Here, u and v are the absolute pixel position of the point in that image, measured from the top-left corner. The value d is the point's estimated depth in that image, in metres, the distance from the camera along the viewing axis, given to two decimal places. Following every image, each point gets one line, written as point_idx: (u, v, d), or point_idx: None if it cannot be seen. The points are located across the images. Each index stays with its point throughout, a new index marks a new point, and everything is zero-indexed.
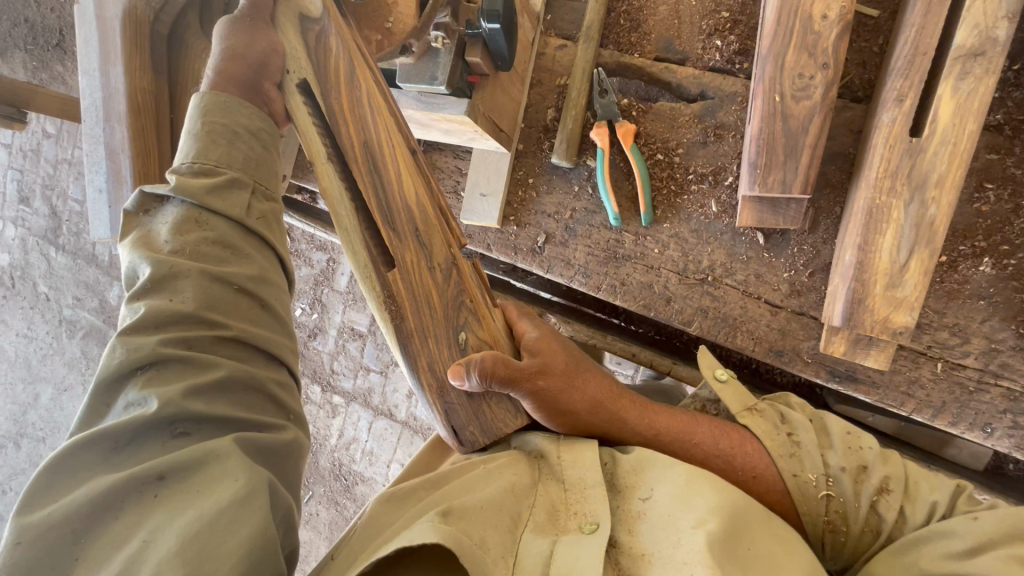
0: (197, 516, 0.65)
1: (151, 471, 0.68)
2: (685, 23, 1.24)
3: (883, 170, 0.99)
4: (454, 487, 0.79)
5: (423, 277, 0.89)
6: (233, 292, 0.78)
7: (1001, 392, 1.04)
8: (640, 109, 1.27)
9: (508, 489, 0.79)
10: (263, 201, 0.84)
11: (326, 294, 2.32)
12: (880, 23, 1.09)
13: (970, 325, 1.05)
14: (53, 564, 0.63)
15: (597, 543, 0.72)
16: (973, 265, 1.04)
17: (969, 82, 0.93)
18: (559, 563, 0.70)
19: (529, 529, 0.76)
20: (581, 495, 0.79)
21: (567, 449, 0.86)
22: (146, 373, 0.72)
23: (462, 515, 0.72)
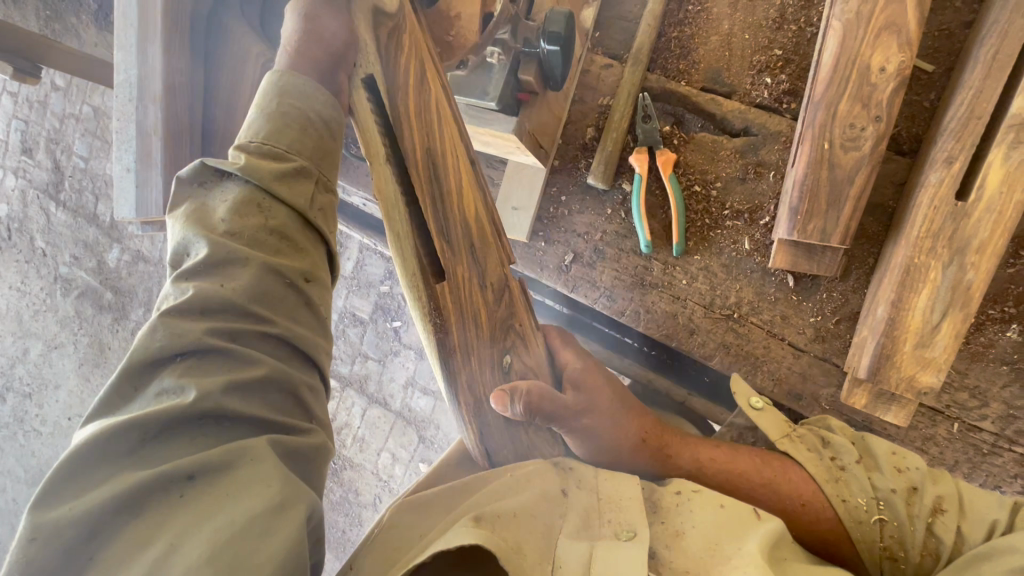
0: (227, 521, 0.58)
1: (181, 471, 0.60)
2: (736, 56, 1.23)
3: (924, 231, 0.99)
4: (492, 491, 0.77)
5: (474, 295, 0.89)
6: (279, 279, 0.72)
7: (1013, 458, 1.05)
8: (682, 139, 1.26)
9: (540, 497, 0.77)
10: (324, 195, 0.80)
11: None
12: (933, 78, 1.09)
13: (990, 389, 1.06)
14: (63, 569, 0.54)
15: (637, 549, 0.70)
16: (1001, 330, 1.05)
17: (1021, 152, 0.93)
18: (601, 567, 0.69)
19: (563, 535, 0.74)
20: (617, 506, 0.79)
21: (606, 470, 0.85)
22: (187, 359, 0.65)
23: (493, 521, 0.69)
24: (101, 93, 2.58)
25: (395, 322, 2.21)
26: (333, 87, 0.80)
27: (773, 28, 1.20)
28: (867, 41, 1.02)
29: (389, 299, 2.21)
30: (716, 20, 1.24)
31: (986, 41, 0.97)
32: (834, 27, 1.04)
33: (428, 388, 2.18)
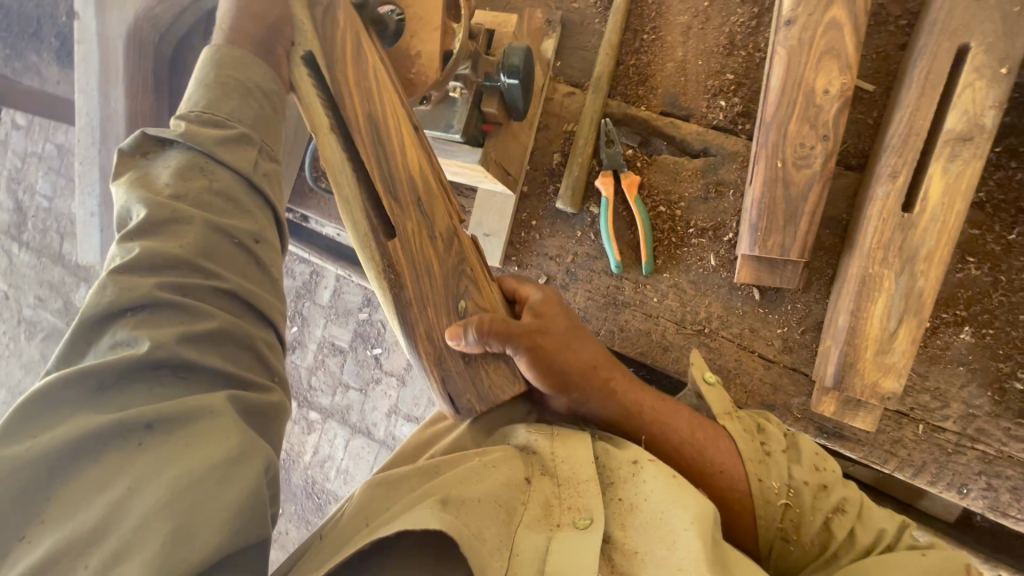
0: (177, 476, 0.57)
1: (134, 421, 0.59)
2: (692, 81, 1.29)
3: (876, 242, 1.04)
4: (462, 474, 0.77)
5: (424, 246, 0.89)
6: (225, 243, 0.72)
7: (977, 455, 1.09)
8: (645, 161, 1.30)
9: (507, 483, 0.78)
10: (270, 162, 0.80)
11: (309, 308, 2.28)
12: (875, 97, 1.16)
13: (950, 389, 1.10)
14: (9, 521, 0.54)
15: (592, 542, 0.70)
16: (954, 332, 1.10)
17: (958, 164, 1.00)
18: (555, 562, 0.68)
19: (522, 523, 0.74)
20: (576, 490, 0.78)
21: (560, 443, 0.84)
22: (133, 320, 0.64)
23: (459, 504, 0.71)
24: (66, 131, 2.54)
25: (374, 349, 2.19)
26: (272, 63, 0.83)
27: (725, 54, 1.26)
28: (810, 65, 1.08)
29: (368, 326, 2.20)
30: (670, 48, 1.30)
31: (919, 61, 1.04)
32: (780, 52, 1.10)
33: (410, 415, 2.15)
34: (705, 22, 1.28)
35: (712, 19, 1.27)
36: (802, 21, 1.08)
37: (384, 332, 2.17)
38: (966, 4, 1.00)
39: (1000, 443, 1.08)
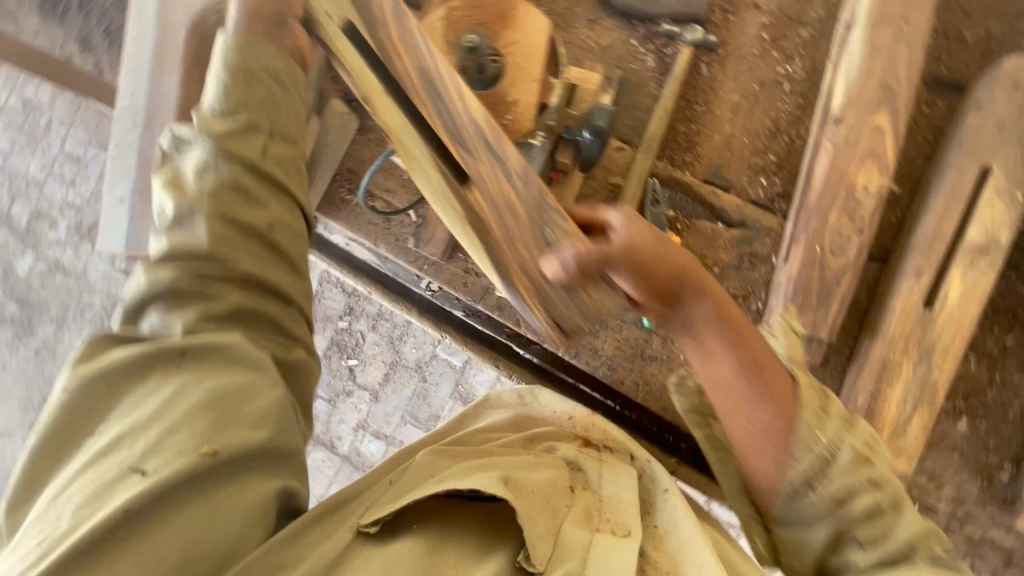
0: (218, 384, 0.72)
1: (166, 352, 0.73)
2: (736, 156, 1.37)
3: (899, 331, 1.13)
4: (513, 461, 0.91)
5: (496, 178, 0.87)
6: (223, 221, 0.76)
7: (963, 537, 1.19)
8: (684, 224, 1.37)
9: (554, 482, 0.92)
10: (279, 147, 0.83)
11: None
12: (899, 198, 1.27)
13: (944, 474, 1.19)
14: (81, 428, 0.71)
15: (630, 546, 0.84)
16: (953, 421, 1.20)
17: (974, 272, 1.11)
18: (598, 551, 0.83)
19: (567, 521, 0.87)
20: (615, 507, 0.93)
21: (607, 470, 1.02)
22: (158, 273, 0.76)
23: (518, 486, 0.84)
24: None
25: (350, 359, 1.79)
26: None
27: (769, 135, 1.35)
28: (854, 161, 1.18)
29: (346, 335, 1.78)
30: (719, 122, 1.38)
31: (947, 174, 1.15)
32: (827, 146, 1.20)
33: (378, 432, 1.83)
34: (753, 104, 1.37)
35: (759, 102, 1.36)
36: (849, 121, 1.18)
37: (363, 345, 1.77)
38: (991, 132, 1.13)
39: (983, 527, 1.19)
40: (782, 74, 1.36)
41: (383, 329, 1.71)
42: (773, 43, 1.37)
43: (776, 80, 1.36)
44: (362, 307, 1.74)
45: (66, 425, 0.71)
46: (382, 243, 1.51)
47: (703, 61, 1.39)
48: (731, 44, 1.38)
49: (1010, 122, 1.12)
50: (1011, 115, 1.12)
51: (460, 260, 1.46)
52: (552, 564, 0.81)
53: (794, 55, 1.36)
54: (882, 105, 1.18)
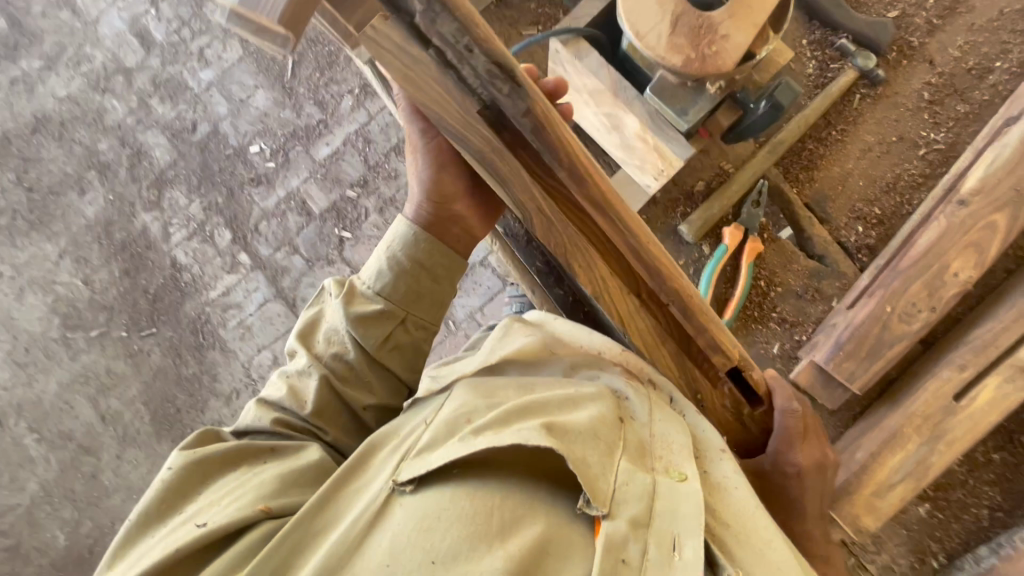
0: (278, 469, 0.85)
1: (257, 449, 0.89)
2: (845, 194, 1.37)
3: (921, 410, 1.19)
4: (545, 400, 0.78)
5: (659, 348, 0.88)
6: (344, 375, 0.99)
7: None
8: (769, 236, 1.37)
9: (598, 418, 0.75)
10: (402, 334, 1.01)
11: (301, 156, 2.16)
12: (968, 297, 1.32)
13: (886, 542, 1.31)
14: (171, 506, 0.83)
15: (693, 493, 0.69)
16: (915, 504, 1.30)
17: (1010, 387, 1.17)
18: (663, 505, 0.67)
19: (625, 457, 0.72)
20: (664, 447, 0.76)
21: (658, 410, 0.82)
22: (318, 343, 1.01)
23: (563, 431, 0.70)
24: None
25: (344, 232, 2.11)
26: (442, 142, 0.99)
27: (883, 189, 1.35)
28: (957, 245, 1.20)
29: (349, 205, 2.13)
30: (845, 155, 1.37)
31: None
32: (940, 221, 1.21)
33: None
34: (884, 153, 1.36)
35: (891, 154, 1.35)
36: (971, 208, 1.20)
37: (363, 221, 2.11)
38: None
39: None
40: (924, 138, 1.35)
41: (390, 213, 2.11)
42: (929, 106, 1.35)
43: (914, 141, 1.35)
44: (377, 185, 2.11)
45: (169, 494, 0.84)
46: None
47: (860, 91, 1.37)
48: (891, 87, 1.36)
49: None
50: None
51: None
52: (618, 507, 0.67)
53: (943, 124, 1.34)
54: (1007, 206, 1.18)
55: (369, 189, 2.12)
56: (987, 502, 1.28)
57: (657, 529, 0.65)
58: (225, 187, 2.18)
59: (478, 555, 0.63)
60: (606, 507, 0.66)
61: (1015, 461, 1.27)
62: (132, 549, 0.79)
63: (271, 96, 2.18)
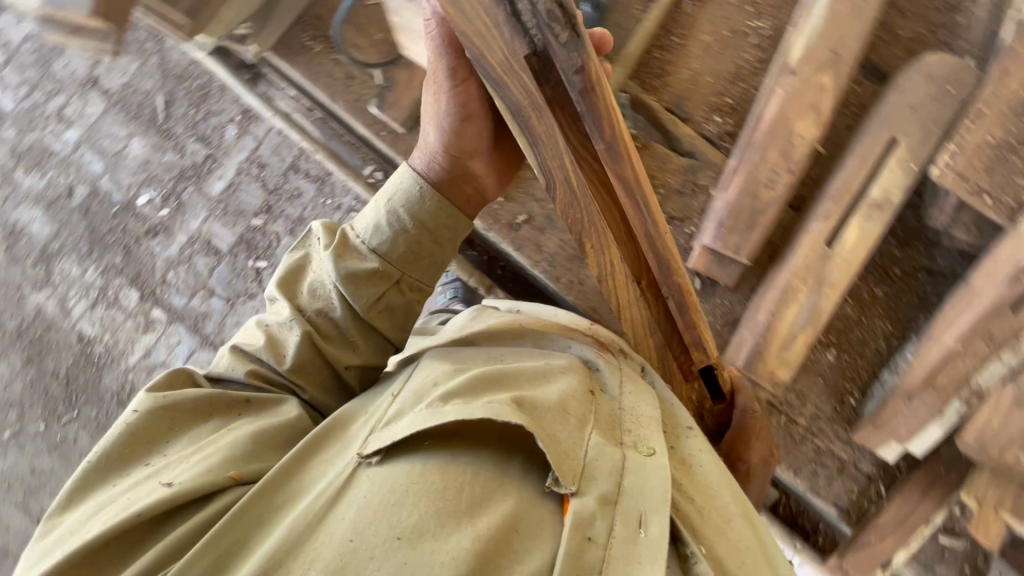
0: (252, 430, 0.96)
1: (230, 399, 1.01)
2: (699, 92, 1.47)
3: (803, 262, 1.30)
4: (515, 375, 0.95)
5: (636, 316, 1.11)
6: (335, 332, 1.09)
7: (813, 447, 1.41)
8: (641, 145, 1.47)
9: (569, 393, 0.92)
10: (395, 294, 1.11)
11: (193, 195, 2.72)
12: (823, 159, 1.45)
13: (808, 393, 1.42)
14: (148, 446, 0.97)
15: (657, 466, 0.86)
16: (823, 352, 1.43)
17: (869, 223, 1.30)
18: (632, 479, 0.84)
19: (597, 431, 0.89)
20: (635, 421, 0.94)
21: (628, 383, 1.02)
22: (298, 294, 1.12)
23: (532, 406, 0.86)
24: None
25: (258, 263, 2.64)
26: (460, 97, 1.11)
27: (730, 80, 1.47)
28: (797, 110, 1.32)
29: (258, 236, 2.62)
30: (689, 57, 1.48)
31: (865, 138, 1.32)
32: (779, 93, 1.32)
33: None
34: (723, 48, 1.47)
35: (728, 47, 1.47)
36: (801, 74, 1.32)
37: (274, 248, 2.62)
38: (905, 110, 1.29)
39: (830, 441, 1.41)
40: (753, 27, 1.47)
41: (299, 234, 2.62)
42: None
43: (745, 31, 1.47)
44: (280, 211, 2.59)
45: (127, 444, 0.96)
46: (341, 100, 1.45)
47: None
48: None
49: (921, 104, 1.28)
50: (922, 98, 1.28)
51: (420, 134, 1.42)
52: (585, 484, 0.82)
53: (766, 11, 1.46)
54: (829, 66, 1.31)
55: (272, 214, 2.62)
56: (881, 334, 1.42)
57: (624, 507, 0.81)
58: (121, 243, 2.78)
59: (454, 527, 0.76)
60: (574, 484, 0.81)
61: (893, 291, 1.43)
62: (93, 491, 0.93)
63: (150, 146, 2.77)
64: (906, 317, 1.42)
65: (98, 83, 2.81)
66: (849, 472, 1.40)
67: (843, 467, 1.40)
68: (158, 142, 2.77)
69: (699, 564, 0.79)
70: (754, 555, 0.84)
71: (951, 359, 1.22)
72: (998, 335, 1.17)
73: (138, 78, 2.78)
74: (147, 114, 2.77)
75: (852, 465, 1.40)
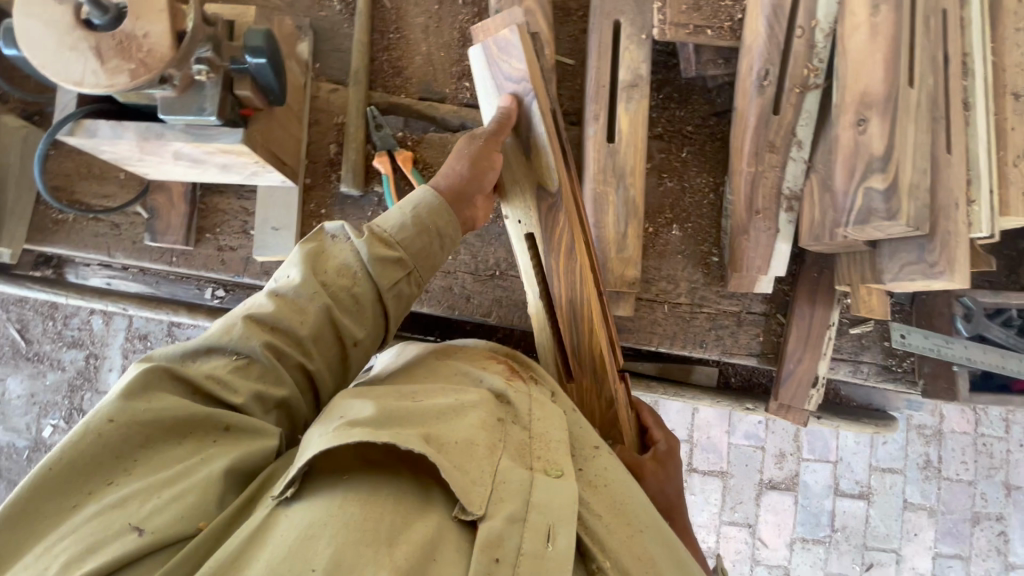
0: (229, 462, 0.70)
1: (208, 423, 0.74)
2: (439, 70, 1.50)
3: (598, 167, 1.33)
4: (422, 409, 0.73)
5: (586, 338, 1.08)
6: (353, 305, 0.88)
7: (706, 316, 1.43)
8: (414, 140, 1.45)
9: (479, 425, 0.73)
10: (406, 287, 0.94)
11: (94, 398, 2.63)
12: (577, 68, 1.49)
13: (677, 273, 1.43)
14: (92, 473, 0.67)
15: (565, 488, 0.69)
16: (668, 231, 1.45)
17: (634, 104, 1.34)
18: (535, 500, 0.67)
19: (508, 455, 0.71)
20: (543, 442, 0.75)
21: (537, 406, 0.80)
22: (325, 274, 0.88)
23: (439, 445, 0.68)
24: None
25: None
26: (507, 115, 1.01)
27: (460, 46, 1.50)
28: None
29: None
30: (415, 44, 1.50)
31: (591, 34, 1.36)
32: None
33: None
34: (439, 22, 1.50)
35: (443, 18, 1.50)
36: (506, 10, 1.35)
37: None
38: None
39: (717, 303, 1.43)
40: None
41: None
42: None
43: None
44: None
45: (69, 474, 0.66)
46: (119, 251, 1.40)
47: None
48: None
49: None
50: None
51: (210, 242, 1.40)
52: (494, 506, 0.66)
53: None
54: None
55: None
56: (708, 188, 1.45)
57: (532, 523, 0.65)
58: None
59: (369, 561, 0.57)
60: (484, 510, 0.65)
61: (697, 147, 1.47)
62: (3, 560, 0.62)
63: (27, 378, 2.65)
64: (720, 163, 1.46)
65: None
66: (747, 321, 1.43)
67: (740, 319, 1.43)
68: (33, 371, 2.64)
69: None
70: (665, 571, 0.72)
71: (757, 180, 1.26)
72: (778, 141, 1.23)
73: None
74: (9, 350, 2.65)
75: (746, 312, 1.43)
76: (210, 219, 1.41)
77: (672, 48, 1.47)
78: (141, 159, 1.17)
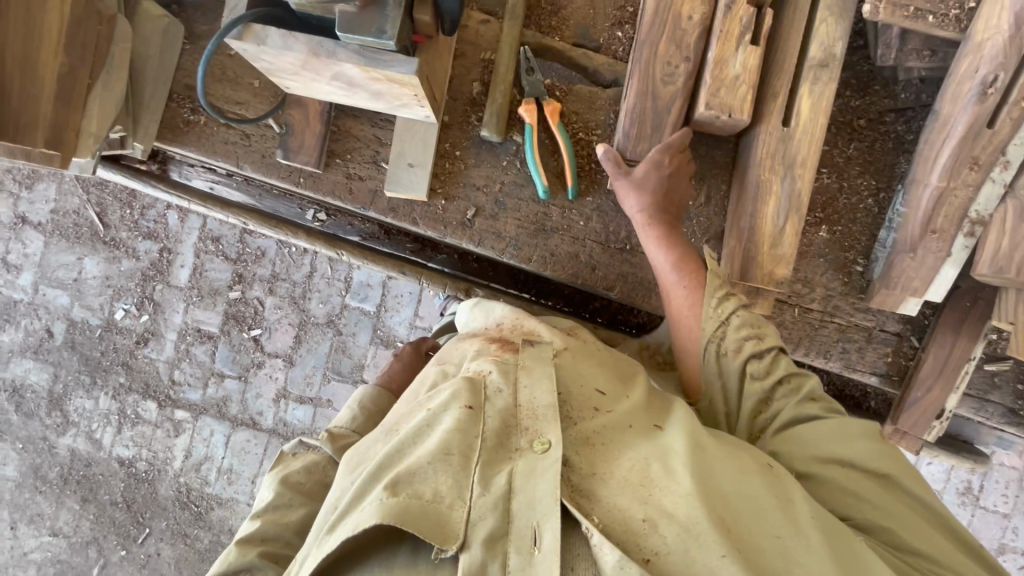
0: None
1: None
2: (599, 14, 1.37)
3: (766, 153, 1.23)
4: (401, 443, 0.86)
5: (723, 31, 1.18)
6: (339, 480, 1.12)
7: (835, 327, 1.36)
8: (562, 90, 1.34)
9: (454, 428, 0.84)
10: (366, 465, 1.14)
11: (165, 291, 2.69)
12: None
13: (814, 277, 1.35)
14: None
15: (549, 462, 0.80)
16: (815, 230, 1.35)
17: (820, 86, 1.21)
18: (522, 499, 0.77)
19: (482, 462, 0.82)
20: (532, 414, 0.86)
21: (523, 372, 0.91)
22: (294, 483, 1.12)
23: (406, 488, 0.79)
24: None
25: (255, 331, 2.65)
26: None
27: None
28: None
29: (245, 307, 2.65)
30: None
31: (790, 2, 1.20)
32: None
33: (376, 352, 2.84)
34: None
35: None
36: None
37: (263, 313, 2.64)
38: None
39: (849, 315, 1.35)
40: None
41: (281, 290, 2.62)
42: None
43: None
44: (254, 272, 2.63)
45: None
46: (246, 163, 1.35)
47: None
48: None
49: None
50: None
51: (339, 168, 1.35)
52: (472, 528, 0.76)
53: None
54: None
55: (246, 281, 2.64)
56: (867, 192, 1.34)
57: (520, 523, 0.76)
58: (117, 362, 2.75)
59: None
60: (460, 542, 0.75)
61: (866, 144, 1.35)
62: None
63: (104, 261, 2.71)
64: (886, 165, 1.34)
65: (28, 220, 2.73)
66: (877, 338, 1.36)
67: (870, 335, 1.36)
68: (109, 254, 2.70)
69: (596, 542, 0.74)
70: (669, 495, 0.79)
71: (943, 197, 1.15)
72: (983, 158, 1.11)
73: (61, 201, 2.72)
74: (88, 231, 2.70)
75: (878, 329, 1.36)
76: (342, 143, 1.35)
77: (864, 27, 1.32)
78: (296, 73, 1.11)
